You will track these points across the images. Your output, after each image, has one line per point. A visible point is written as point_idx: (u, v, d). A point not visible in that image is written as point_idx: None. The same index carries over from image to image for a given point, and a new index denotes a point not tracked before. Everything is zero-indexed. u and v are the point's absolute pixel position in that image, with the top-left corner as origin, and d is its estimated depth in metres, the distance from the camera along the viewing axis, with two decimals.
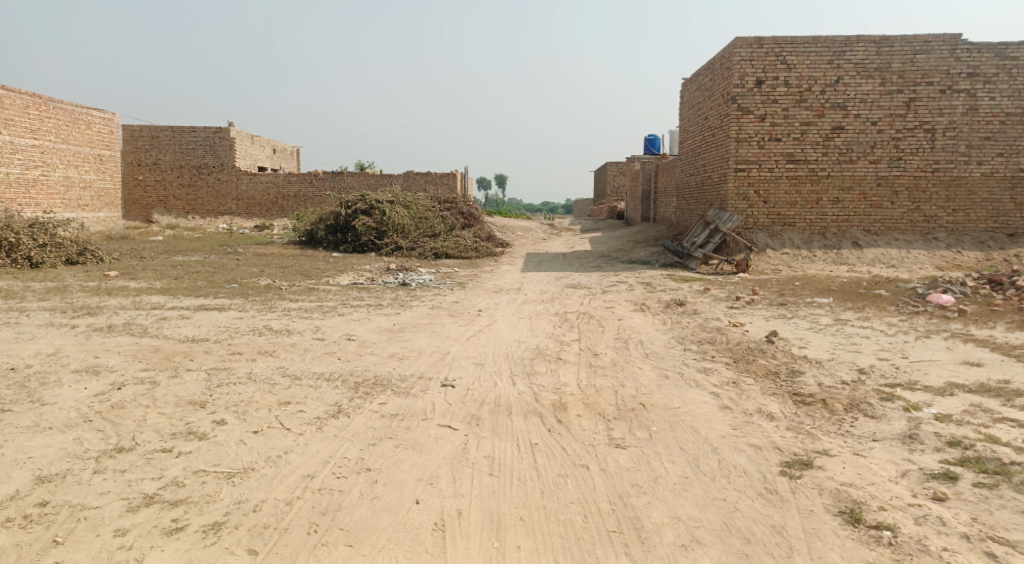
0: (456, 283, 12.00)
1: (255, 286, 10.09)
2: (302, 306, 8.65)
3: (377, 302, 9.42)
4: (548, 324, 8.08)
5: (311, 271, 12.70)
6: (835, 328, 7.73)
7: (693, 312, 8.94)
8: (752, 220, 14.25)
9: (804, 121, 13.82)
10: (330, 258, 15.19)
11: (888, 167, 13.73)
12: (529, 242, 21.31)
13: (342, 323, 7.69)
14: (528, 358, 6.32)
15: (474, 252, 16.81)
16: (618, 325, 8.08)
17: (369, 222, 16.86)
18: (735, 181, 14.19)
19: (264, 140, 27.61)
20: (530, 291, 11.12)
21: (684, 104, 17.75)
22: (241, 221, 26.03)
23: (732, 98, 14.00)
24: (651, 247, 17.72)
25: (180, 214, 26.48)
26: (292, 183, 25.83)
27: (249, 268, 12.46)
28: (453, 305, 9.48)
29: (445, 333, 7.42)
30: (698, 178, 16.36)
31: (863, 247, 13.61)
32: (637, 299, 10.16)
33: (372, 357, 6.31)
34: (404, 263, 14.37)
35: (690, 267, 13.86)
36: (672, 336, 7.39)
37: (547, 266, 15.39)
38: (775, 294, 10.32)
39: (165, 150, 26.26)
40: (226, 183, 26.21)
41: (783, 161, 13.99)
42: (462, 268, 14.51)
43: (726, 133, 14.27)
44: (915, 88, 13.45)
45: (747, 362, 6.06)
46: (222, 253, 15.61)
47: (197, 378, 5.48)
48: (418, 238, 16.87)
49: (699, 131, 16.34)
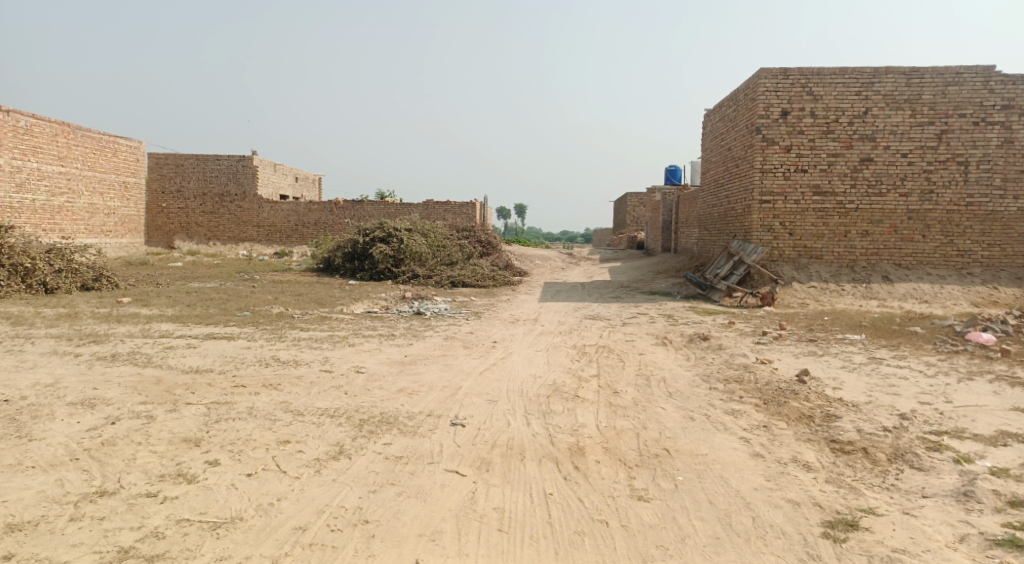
0: (472, 313, 11.72)
1: (267, 315, 9.89)
2: (312, 336, 8.42)
3: (389, 332, 9.17)
4: (566, 358, 7.75)
5: (326, 299, 12.51)
6: (870, 368, 7.31)
7: (718, 347, 8.55)
8: (777, 252, 13.86)
9: (831, 152, 13.49)
10: (346, 286, 15.03)
11: (919, 200, 13.30)
12: (548, 271, 21.04)
13: (351, 355, 7.43)
14: (543, 395, 6.00)
15: (491, 281, 16.56)
16: (639, 360, 7.72)
17: (386, 250, 16.72)
18: (760, 213, 13.85)
19: (286, 168, 27.81)
20: (548, 323, 10.80)
21: (707, 134, 17.52)
22: (260, 248, 26.09)
23: (757, 129, 13.73)
24: (672, 278, 17.35)
25: (201, 240, 26.63)
26: (312, 211, 25.92)
27: (263, 296, 12.30)
28: (468, 337, 9.19)
29: (458, 366, 7.12)
30: (721, 209, 16.03)
31: (894, 281, 13.13)
32: (658, 332, 9.80)
33: (379, 391, 6.02)
34: (420, 292, 14.15)
35: (713, 299, 13.46)
36: (696, 374, 7.02)
37: (565, 296, 15.07)
38: (803, 330, 9.90)
39: (188, 177, 26.52)
40: (247, 210, 26.35)
41: (809, 193, 13.63)
42: (479, 298, 14.26)
43: (750, 164, 13.97)
44: (947, 120, 13.08)
45: (778, 404, 5.68)
46: (239, 279, 15.52)
47: (196, 412, 5.24)
48: (436, 267, 16.67)
49: (723, 162, 16.06)
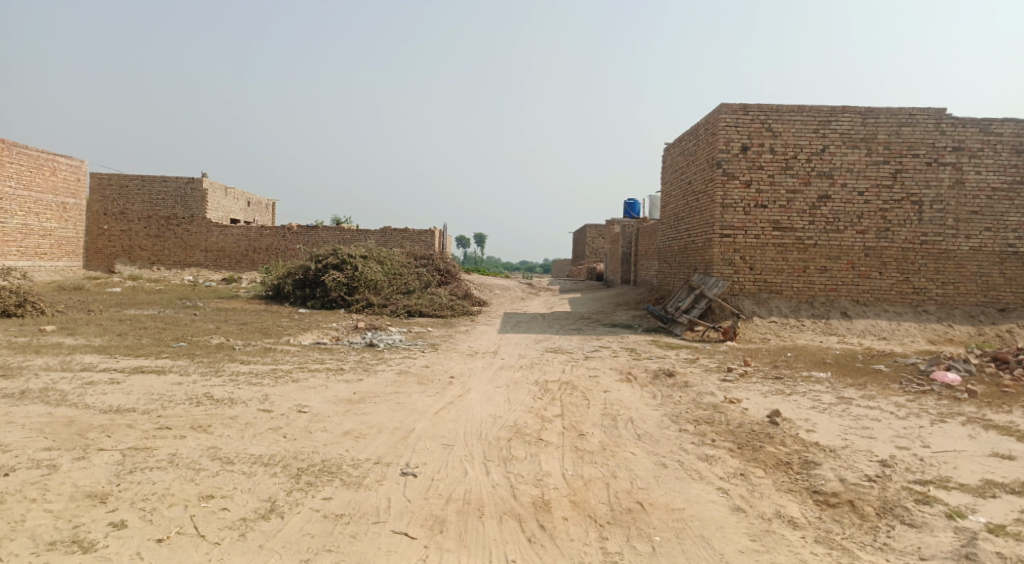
0: (428, 345, 11.18)
1: (206, 346, 9.21)
2: (253, 369, 7.79)
3: (338, 365, 8.59)
4: (527, 395, 7.31)
5: (272, 329, 11.83)
6: (840, 408, 7.06)
7: (684, 384, 8.21)
8: (738, 286, 13.74)
9: (790, 188, 13.53)
10: (295, 315, 14.32)
11: (875, 238, 13.40)
12: (507, 302, 20.64)
13: (295, 391, 6.85)
14: (504, 437, 5.54)
15: (449, 311, 16.07)
16: (603, 398, 7.33)
17: (340, 277, 16.08)
18: (721, 247, 13.75)
19: (238, 192, 26.90)
20: (507, 356, 10.35)
21: (667, 168, 17.51)
22: (208, 273, 25.06)
23: (718, 163, 13.70)
24: (632, 310, 17.13)
25: (145, 264, 25.46)
26: (264, 236, 25.06)
27: (205, 325, 11.56)
28: (423, 371, 8.68)
29: (411, 404, 6.61)
30: (681, 242, 15.93)
31: (852, 317, 13.12)
32: (621, 367, 9.44)
33: (323, 434, 5.47)
34: (373, 322, 13.56)
35: (674, 332, 13.22)
36: (664, 414, 6.64)
37: (524, 327, 14.67)
38: (768, 366, 9.66)
39: (133, 199, 25.40)
40: (195, 234, 25.33)
41: (769, 228, 13.61)
42: (435, 328, 13.72)
43: (711, 198, 13.91)
44: (901, 160, 13.27)
45: (754, 448, 5.34)
46: (180, 307, 14.67)
47: (109, 459, 4.62)
48: (391, 296, 16.11)
49: (683, 195, 16.01)
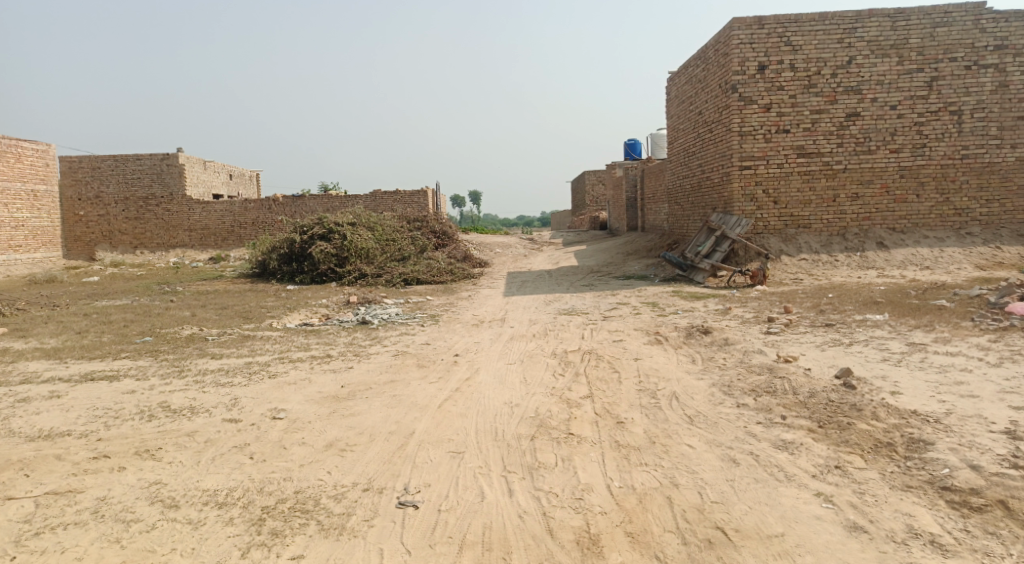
0: (428, 317, 10.06)
1: (175, 338, 8.09)
2: (223, 366, 6.67)
3: (325, 351, 7.48)
4: (546, 372, 6.21)
5: (255, 311, 10.71)
6: (918, 359, 5.95)
7: (724, 341, 7.10)
8: (761, 223, 12.54)
9: (814, 108, 12.21)
10: (282, 293, 13.19)
11: (911, 156, 12.13)
12: (509, 260, 19.45)
13: (271, 391, 5.74)
14: (525, 434, 4.45)
15: (449, 276, 14.92)
16: (635, 369, 6.23)
17: (328, 248, 14.90)
18: (741, 181, 12.50)
19: (218, 165, 25.48)
20: (516, 323, 9.22)
21: (672, 100, 16.13)
22: (194, 253, 23.88)
23: (732, 87, 12.34)
24: (644, 259, 15.97)
25: (128, 249, 24.25)
26: (249, 210, 23.79)
27: (180, 313, 10.43)
28: (423, 349, 7.57)
29: (409, 397, 5.51)
30: (694, 180, 14.67)
31: (890, 248, 11.94)
32: (647, 326, 8.32)
33: (299, 449, 4.38)
34: (368, 294, 12.42)
35: (695, 280, 12.10)
36: (713, 384, 5.54)
37: (531, 287, 13.53)
38: (811, 311, 8.55)
39: (107, 181, 24.02)
40: (176, 213, 24.03)
41: (793, 155, 12.34)
42: (436, 296, 12.61)
43: (727, 127, 12.61)
44: (937, 66, 11.91)
45: (841, 426, 4.25)
46: (157, 293, 13.52)
47: (14, 515, 3.53)
48: (385, 263, 14.96)
49: (693, 128, 14.68)
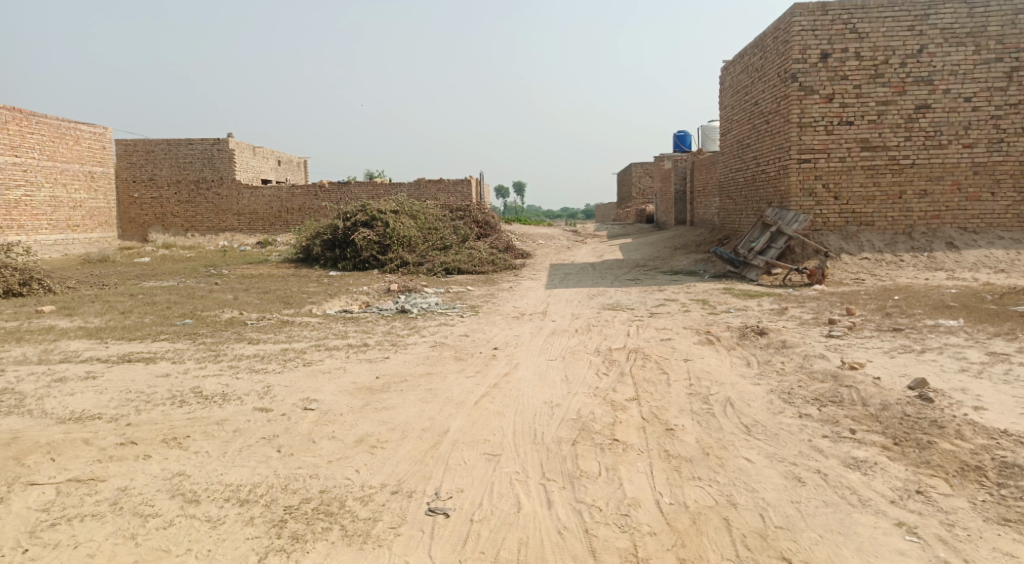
0: (468, 308, 9.82)
1: (214, 322, 8.02)
2: (258, 351, 6.53)
3: (362, 339, 7.30)
4: (590, 370, 5.90)
5: (296, 296, 10.65)
6: (999, 370, 5.43)
7: (781, 344, 6.66)
8: (820, 220, 11.91)
9: (881, 100, 11.50)
10: (324, 279, 13.14)
11: (986, 151, 11.32)
12: (553, 252, 19.11)
13: (305, 380, 5.57)
14: (567, 437, 4.16)
15: (491, 266, 14.67)
16: (685, 370, 5.86)
17: (371, 235, 14.81)
18: (799, 175, 11.88)
19: (267, 150, 25.74)
20: (559, 317, 8.90)
21: (726, 90, 15.50)
22: (242, 237, 24.21)
23: (792, 76, 11.71)
24: (693, 254, 15.43)
25: (179, 231, 24.74)
26: (296, 195, 23.99)
27: (222, 296, 10.43)
28: (462, 341, 7.32)
29: (445, 391, 5.26)
30: (748, 173, 14.07)
31: (960, 248, 11.19)
32: (697, 324, 7.91)
33: (329, 443, 4.17)
34: (409, 283, 12.27)
35: (748, 277, 11.58)
36: (771, 390, 5.14)
37: (575, 280, 13.18)
38: (875, 314, 8.01)
39: (161, 164, 24.50)
40: (226, 197, 24.39)
41: (856, 149, 11.66)
42: (477, 286, 12.38)
43: (785, 118, 11.99)
44: (1018, 55, 11.07)
45: (919, 444, 3.84)
46: (203, 275, 13.63)
47: (34, 502, 3.40)
48: (427, 252, 14.81)
49: (748, 119, 14.06)
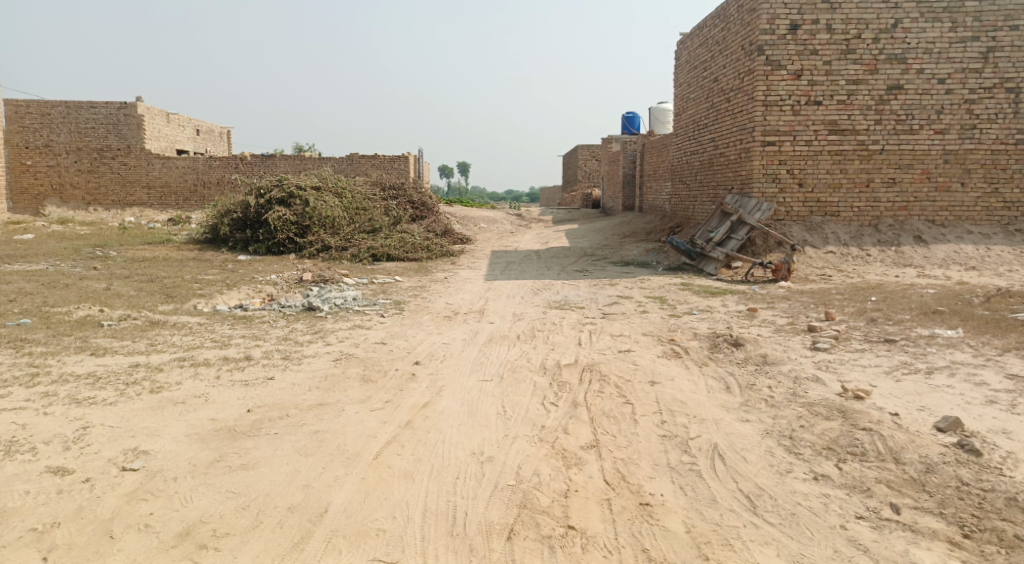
0: (391, 304, 8.40)
1: (60, 323, 6.31)
2: (96, 369, 4.91)
3: (248, 348, 5.76)
4: (533, 398, 4.59)
5: (187, 286, 8.97)
6: None
7: (763, 359, 5.51)
8: (784, 208, 10.91)
9: (852, 78, 10.54)
10: (230, 266, 11.42)
11: (958, 138, 10.53)
12: (494, 237, 17.73)
13: (143, 418, 4.04)
14: (503, 529, 2.87)
15: (425, 253, 13.18)
16: (654, 397, 4.61)
17: (287, 215, 13.12)
18: (763, 158, 10.84)
19: (182, 117, 23.32)
20: (497, 318, 7.55)
21: (683, 66, 14.39)
22: (152, 213, 21.86)
23: (759, 48, 10.63)
24: (644, 244, 14.35)
25: (79, 205, 22.20)
26: (214, 168, 21.83)
27: (93, 285, 8.63)
28: (375, 352, 5.91)
29: (336, 436, 3.85)
30: (706, 156, 13.01)
31: (929, 243, 10.38)
32: (658, 330, 6.69)
33: (133, 542, 2.73)
34: (327, 271, 10.71)
35: (706, 271, 10.56)
36: (768, 433, 3.95)
37: (516, 270, 11.84)
38: (858, 319, 6.98)
39: (58, 129, 21.78)
40: (134, 168, 21.97)
41: (823, 132, 10.70)
42: (406, 276, 10.95)
43: (749, 95, 10.92)
44: (995, 34, 10.28)
45: (1002, 542, 2.72)
46: (85, 257, 11.66)
47: None
48: (352, 236, 13.24)
49: (706, 97, 12.97)
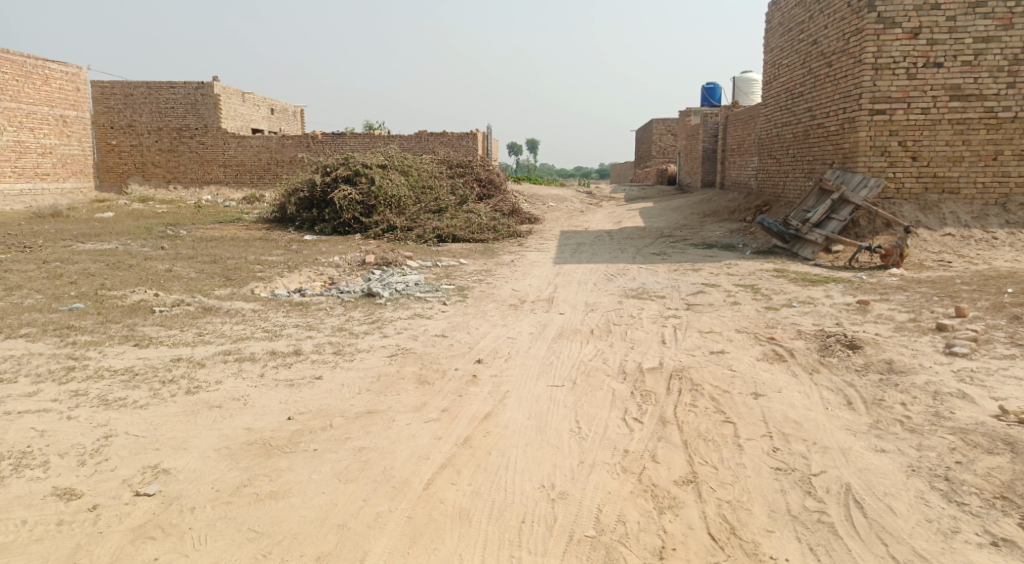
0: (455, 289, 7.85)
1: (112, 308, 6.03)
2: (134, 363, 4.52)
3: (298, 341, 5.29)
4: (613, 412, 3.92)
5: (249, 268, 8.68)
6: None
7: (888, 366, 4.63)
8: (893, 185, 9.68)
9: (981, 35, 9.17)
10: (294, 246, 11.16)
11: None
12: (564, 216, 16.96)
13: (173, 426, 3.59)
14: None
15: (492, 233, 12.60)
16: (758, 413, 3.85)
17: (353, 194, 12.79)
18: (871, 129, 9.62)
19: (257, 96, 23.46)
20: (568, 308, 6.87)
21: (776, 28, 13.12)
22: (228, 192, 22.18)
23: (870, 4, 9.37)
24: (727, 224, 13.30)
25: (160, 184, 22.73)
26: (286, 147, 21.91)
27: (156, 267, 8.44)
28: (435, 347, 5.35)
29: (383, 457, 3.29)
30: (800, 128, 11.81)
31: None
32: (754, 327, 5.85)
33: None
34: (391, 252, 10.28)
35: (802, 256, 9.53)
36: (915, 471, 3.14)
37: (588, 252, 11.09)
38: (995, 315, 5.92)
39: (140, 109, 22.29)
40: (210, 147, 22.29)
41: (944, 98, 9.39)
42: (473, 258, 10.39)
43: (857, 58, 9.69)
44: None
45: None
46: (155, 236, 11.65)
47: None
48: (418, 215, 12.80)
49: (803, 62, 11.73)
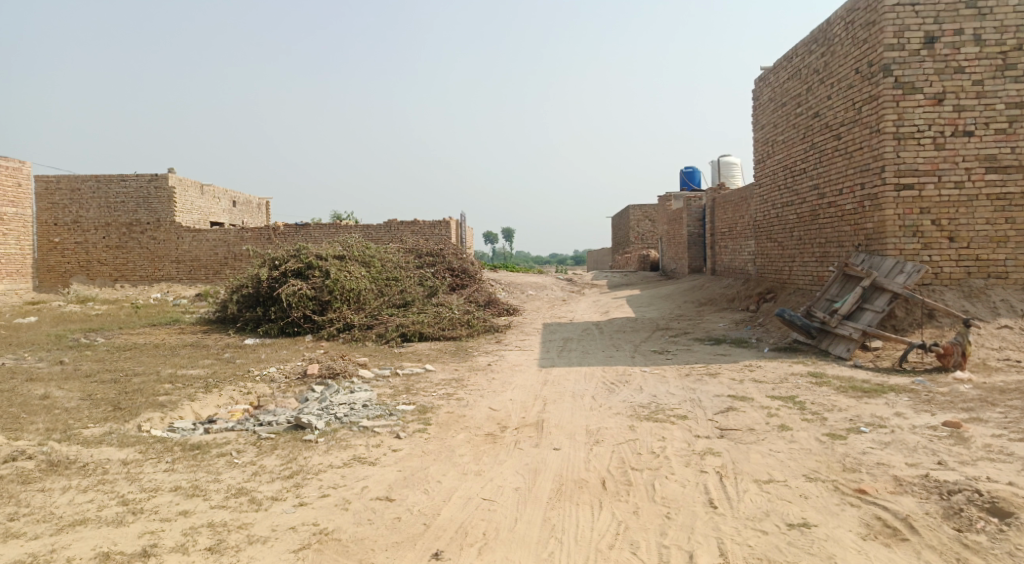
0: (415, 411, 6.07)
1: None
2: None
3: (159, 528, 3.42)
4: None
5: (156, 390, 6.82)
6: None
7: None
8: (931, 269, 8.30)
9: (1013, 100, 8.09)
10: (229, 354, 9.34)
11: None
12: (545, 307, 15.40)
13: None
14: None
15: (465, 330, 10.93)
16: None
17: (304, 289, 11.14)
18: (898, 206, 8.33)
19: (216, 188, 22.05)
20: (564, 439, 5.12)
21: (767, 104, 12.17)
22: (180, 288, 20.32)
23: (885, 69, 8.29)
24: (730, 315, 11.81)
25: (106, 282, 20.82)
26: (245, 240, 20.33)
27: (34, 393, 6.55)
28: (372, 523, 3.53)
29: None
30: (807, 207, 10.58)
31: None
32: (830, 470, 4.16)
33: None
34: (343, 359, 8.52)
35: (834, 355, 7.99)
36: None
37: (578, 352, 9.43)
38: None
39: (87, 204, 20.66)
40: (163, 242, 20.61)
41: (978, 169, 8.20)
42: (442, 364, 8.65)
43: (874, 128, 8.53)
44: None
45: None
46: (66, 348, 9.78)
47: None
48: (379, 312, 11.14)
49: (804, 136, 10.63)
